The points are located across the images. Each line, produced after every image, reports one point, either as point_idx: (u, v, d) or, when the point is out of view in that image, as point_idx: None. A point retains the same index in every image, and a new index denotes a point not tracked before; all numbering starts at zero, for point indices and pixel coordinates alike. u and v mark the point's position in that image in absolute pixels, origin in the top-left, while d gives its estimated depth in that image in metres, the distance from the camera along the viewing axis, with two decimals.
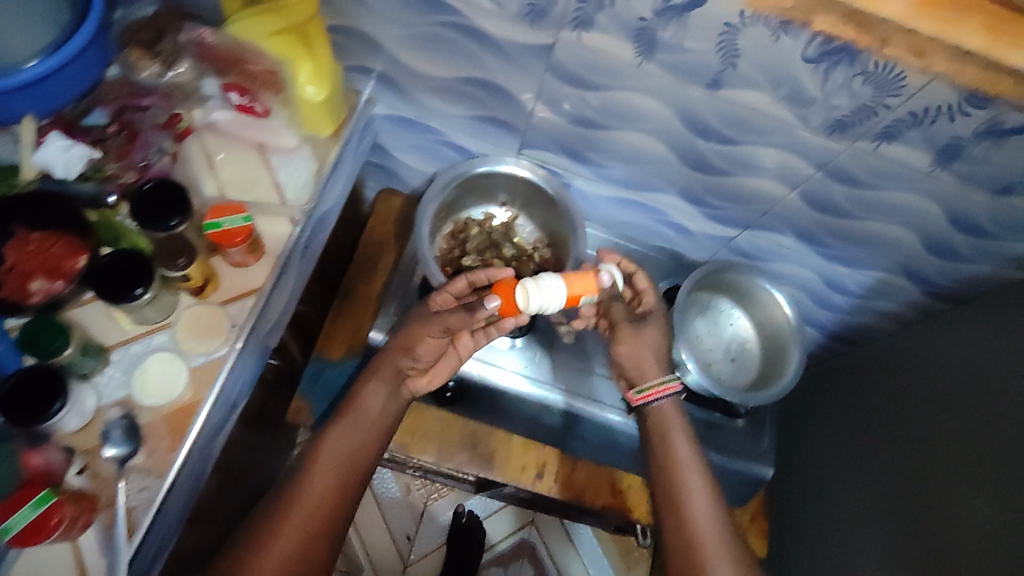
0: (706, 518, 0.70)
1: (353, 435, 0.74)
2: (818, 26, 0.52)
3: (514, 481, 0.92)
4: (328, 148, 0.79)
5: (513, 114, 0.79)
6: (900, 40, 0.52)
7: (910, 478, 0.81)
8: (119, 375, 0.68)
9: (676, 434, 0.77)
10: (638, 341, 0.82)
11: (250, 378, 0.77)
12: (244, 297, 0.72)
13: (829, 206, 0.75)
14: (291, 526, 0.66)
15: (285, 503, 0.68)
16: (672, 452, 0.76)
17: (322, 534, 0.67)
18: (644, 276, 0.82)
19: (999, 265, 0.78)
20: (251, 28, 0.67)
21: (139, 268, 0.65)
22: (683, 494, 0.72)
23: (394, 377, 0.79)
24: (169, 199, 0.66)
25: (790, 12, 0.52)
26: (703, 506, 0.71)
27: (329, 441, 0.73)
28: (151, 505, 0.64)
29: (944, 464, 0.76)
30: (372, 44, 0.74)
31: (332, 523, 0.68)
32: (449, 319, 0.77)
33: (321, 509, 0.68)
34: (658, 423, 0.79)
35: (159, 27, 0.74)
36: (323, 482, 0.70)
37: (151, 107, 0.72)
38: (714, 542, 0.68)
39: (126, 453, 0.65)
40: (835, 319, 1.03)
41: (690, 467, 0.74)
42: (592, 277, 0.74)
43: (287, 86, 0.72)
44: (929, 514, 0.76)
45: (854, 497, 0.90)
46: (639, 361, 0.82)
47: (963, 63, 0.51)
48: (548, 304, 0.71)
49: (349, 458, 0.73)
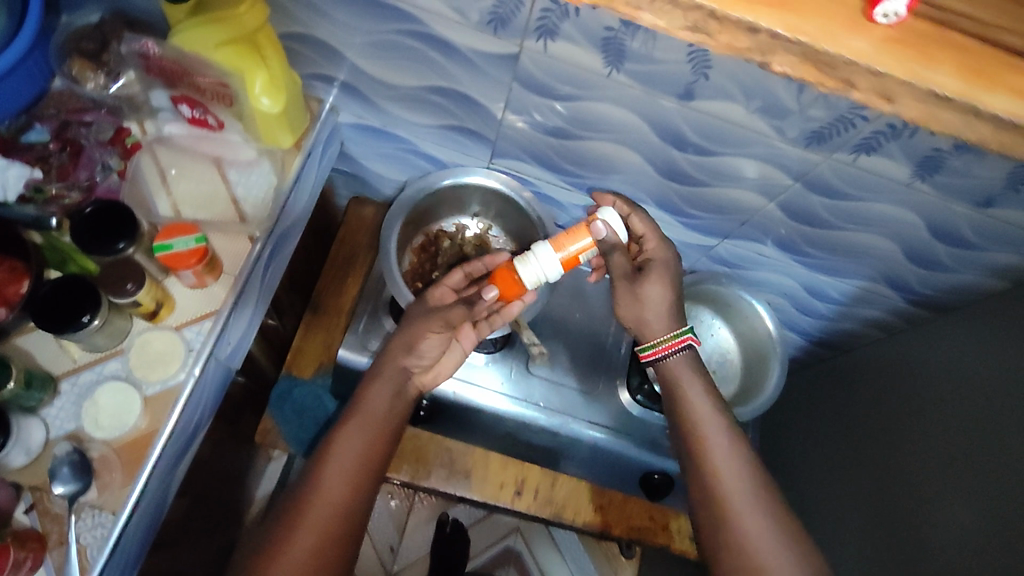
0: (732, 471, 0.67)
1: (368, 429, 0.71)
2: (778, 67, 0.50)
3: (492, 500, 0.90)
4: (289, 159, 0.75)
5: (482, 123, 0.76)
6: (864, 82, 0.49)
7: (897, 479, 0.79)
8: (68, 407, 0.65)
9: (687, 386, 0.74)
10: (637, 298, 0.76)
11: (214, 401, 0.72)
12: (203, 318, 0.68)
13: (809, 216, 0.73)
14: (309, 528, 0.64)
15: (301, 503, 0.65)
16: (686, 407, 0.72)
17: (342, 533, 0.65)
18: (639, 216, 0.76)
19: (982, 275, 0.76)
20: (197, 41, 0.61)
21: (84, 294, 0.61)
22: (705, 451, 0.69)
23: (400, 377, 0.75)
24: (113, 220, 0.63)
25: (746, 54, 0.50)
26: (732, 463, 0.68)
27: (343, 437, 0.69)
28: (105, 544, 0.60)
29: (930, 463, 0.75)
30: (330, 52, 0.70)
31: (351, 521, 0.66)
32: (449, 313, 0.76)
33: (338, 509, 0.66)
34: (670, 380, 0.75)
35: (103, 36, 0.70)
36: (339, 481, 0.67)
37: (94, 123, 0.70)
38: (757, 514, 0.64)
39: (77, 489, 0.60)
40: (817, 325, 1.01)
41: (709, 421, 0.71)
42: (581, 231, 0.71)
43: (241, 98, 0.68)
44: (916, 515, 0.74)
45: (838, 497, 0.89)
46: (641, 320, 0.77)
47: (943, 78, 0.48)
48: (545, 273, 0.72)
49: (365, 453, 0.69)
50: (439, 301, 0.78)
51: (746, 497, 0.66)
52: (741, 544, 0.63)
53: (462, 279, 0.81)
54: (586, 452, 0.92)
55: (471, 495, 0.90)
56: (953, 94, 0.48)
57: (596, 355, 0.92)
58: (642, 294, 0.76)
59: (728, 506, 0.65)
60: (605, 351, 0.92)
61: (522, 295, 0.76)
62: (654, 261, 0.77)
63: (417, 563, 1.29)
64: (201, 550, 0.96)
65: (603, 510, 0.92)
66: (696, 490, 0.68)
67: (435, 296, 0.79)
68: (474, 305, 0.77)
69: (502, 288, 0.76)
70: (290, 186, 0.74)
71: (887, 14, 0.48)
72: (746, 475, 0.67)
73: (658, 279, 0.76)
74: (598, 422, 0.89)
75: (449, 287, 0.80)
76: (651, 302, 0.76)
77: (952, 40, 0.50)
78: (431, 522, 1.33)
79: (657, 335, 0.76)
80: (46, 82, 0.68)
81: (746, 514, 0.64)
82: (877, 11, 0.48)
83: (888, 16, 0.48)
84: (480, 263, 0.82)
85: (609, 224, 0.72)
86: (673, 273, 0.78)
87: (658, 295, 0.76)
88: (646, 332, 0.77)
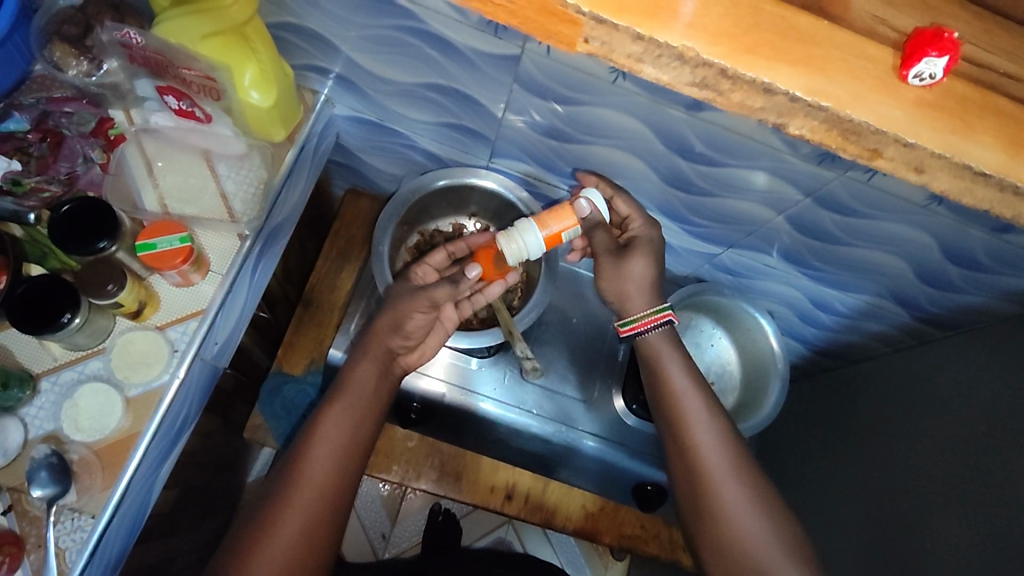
0: (717, 461, 0.67)
1: (354, 409, 0.69)
2: (796, 130, 0.48)
3: (482, 503, 0.91)
4: (279, 156, 0.72)
5: (481, 122, 0.73)
6: (895, 153, 0.47)
7: (894, 486, 0.78)
8: (48, 407, 0.63)
9: (671, 369, 0.72)
10: (620, 273, 0.73)
11: (201, 398, 0.70)
12: (190, 318, 0.66)
13: (818, 231, 0.71)
14: (298, 510, 0.63)
15: (288, 486, 0.64)
16: (672, 393, 0.71)
17: (328, 518, 0.65)
18: (625, 198, 0.73)
19: (993, 298, 0.73)
20: (182, 31, 0.59)
21: (64, 292, 0.59)
22: (693, 442, 0.68)
23: (387, 356, 0.73)
24: (92, 219, 0.60)
25: (761, 113, 0.48)
26: (723, 456, 0.67)
27: (330, 417, 0.68)
28: (84, 548, 0.59)
29: (931, 472, 0.74)
30: (325, 44, 0.67)
31: (339, 503, 0.66)
32: (435, 292, 0.71)
33: (326, 493, 0.65)
34: (651, 360, 0.73)
35: (87, 20, 0.66)
36: (327, 463, 0.66)
37: (76, 113, 0.66)
38: (751, 516, 0.64)
39: (56, 493, 0.58)
40: (820, 336, 0.99)
41: (694, 407, 0.70)
42: (567, 211, 0.68)
43: (229, 93, 0.64)
44: (912, 521, 0.74)
45: (832, 497, 0.89)
46: (622, 294, 0.75)
47: (946, 125, 0.47)
48: (530, 249, 0.68)
49: (352, 434, 0.69)
50: (423, 280, 0.75)
51: (735, 492, 0.65)
52: (733, 543, 0.64)
53: (445, 259, 0.78)
54: (579, 459, 0.90)
55: (461, 498, 0.91)
56: (994, 170, 0.47)
57: (593, 359, 0.90)
58: (625, 271, 0.73)
59: (719, 503, 0.65)
60: (601, 359, 0.90)
61: (505, 275, 0.77)
62: (638, 239, 0.74)
63: (408, 552, 1.29)
64: (193, 539, 0.96)
65: (593, 518, 0.92)
66: (683, 481, 0.69)
67: (417, 274, 0.76)
68: (459, 284, 0.72)
69: (484, 266, 0.76)
70: (280, 181, 0.72)
71: (922, 76, 0.45)
72: (737, 464, 0.67)
73: (642, 255, 0.73)
74: (592, 430, 0.88)
75: (432, 267, 0.77)
76: (638, 298, 0.74)
77: (991, 104, 0.47)
78: (423, 511, 1.32)
79: (637, 310, 0.74)
80: (26, 65, 0.65)
81: (735, 508, 0.65)
82: (911, 72, 0.45)
83: (922, 77, 0.45)
84: (462, 242, 0.80)
85: (593, 202, 0.70)
86: (658, 251, 0.74)
87: (641, 271, 0.73)
88: (626, 317, 0.75)
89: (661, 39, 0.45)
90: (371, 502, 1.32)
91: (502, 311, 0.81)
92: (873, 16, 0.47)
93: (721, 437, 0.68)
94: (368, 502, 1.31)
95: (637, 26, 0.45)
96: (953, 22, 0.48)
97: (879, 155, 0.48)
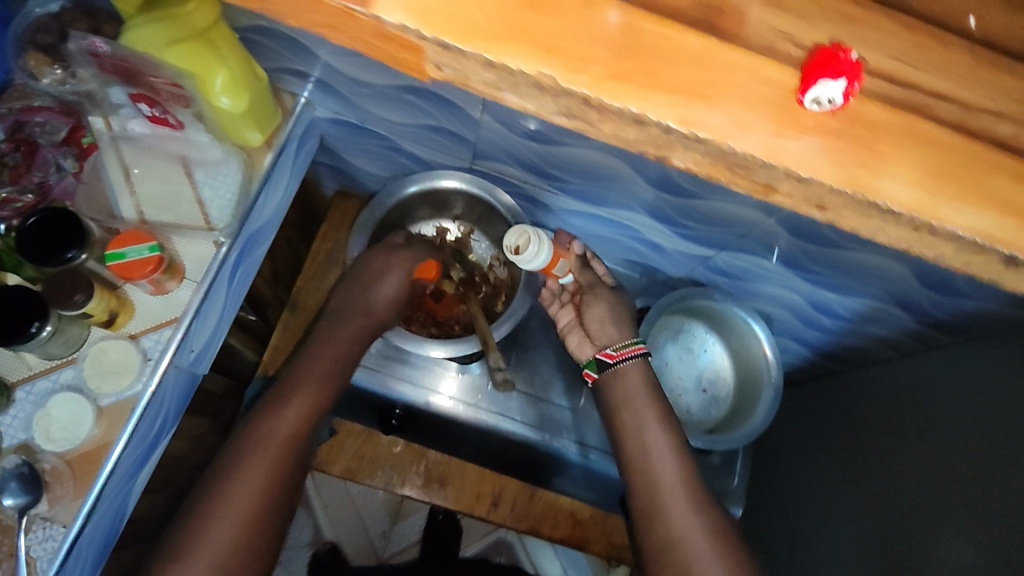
0: (674, 486, 0.70)
1: (311, 395, 0.73)
2: (680, 162, 0.42)
3: (467, 509, 0.93)
4: (257, 160, 0.72)
5: (459, 123, 0.71)
6: (790, 189, 0.42)
7: (898, 493, 0.75)
8: (20, 417, 0.63)
9: (638, 396, 0.74)
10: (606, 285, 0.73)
11: (179, 406, 0.70)
12: (164, 326, 0.66)
13: (812, 234, 0.67)
14: (249, 481, 0.67)
15: (241, 459, 0.68)
16: (632, 417, 0.74)
17: (277, 493, 0.68)
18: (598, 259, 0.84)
19: (1002, 306, 0.67)
20: (146, 40, 0.57)
21: (32, 304, 0.59)
22: (654, 471, 0.71)
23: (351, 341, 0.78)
24: (58, 229, 0.60)
25: (637, 145, 0.42)
26: (681, 485, 0.70)
27: (288, 400, 0.72)
28: (55, 557, 0.59)
29: (935, 486, 0.70)
30: (293, 45, 0.65)
31: (288, 480, 0.70)
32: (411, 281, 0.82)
33: (277, 469, 0.69)
34: (619, 386, 0.76)
35: (61, 27, 0.64)
36: (279, 445, 0.70)
37: (47, 121, 0.66)
38: (704, 545, 0.67)
39: (27, 503, 0.59)
40: (824, 339, 0.94)
41: (655, 433, 0.73)
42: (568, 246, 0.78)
43: (197, 97, 0.64)
44: (914, 533, 0.71)
45: (836, 505, 0.85)
46: None
47: None
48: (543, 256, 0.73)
49: (308, 417, 0.72)
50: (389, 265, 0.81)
51: (693, 522, 0.68)
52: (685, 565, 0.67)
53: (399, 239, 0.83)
54: (568, 467, 0.88)
55: (448, 503, 0.93)
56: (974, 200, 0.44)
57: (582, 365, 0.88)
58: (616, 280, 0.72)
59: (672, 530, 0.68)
60: None
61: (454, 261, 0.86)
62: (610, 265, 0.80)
63: (407, 550, 1.29)
64: None
65: (580, 527, 0.94)
66: (639, 502, 0.72)
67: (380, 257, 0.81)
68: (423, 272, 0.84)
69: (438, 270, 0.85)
70: (257, 188, 0.71)
71: (820, 101, 0.39)
72: (692, 493, 0.70)
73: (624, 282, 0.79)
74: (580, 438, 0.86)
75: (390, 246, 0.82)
76: None
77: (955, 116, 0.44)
78: (423, 510, 1.31)
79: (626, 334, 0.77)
80: (4, 74, 0.65)
81: (690, 539, 0.67)
82: (808, 97, 0.39)
83: (821, 103, 0.39)
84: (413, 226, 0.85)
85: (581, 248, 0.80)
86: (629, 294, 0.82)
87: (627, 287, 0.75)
88: None
89: (511, 65, 0.37)
90: (371, 500, 1.31)
91: (480, 319, 0.79)
92: (773, 29, 0.41)
93: (681, 466, 0.71)
94: (368, 501, 1.31)
95: (484, 51, 0.37)
96: (871, 33, 0.41)
97: (776, 190, 0.43)
